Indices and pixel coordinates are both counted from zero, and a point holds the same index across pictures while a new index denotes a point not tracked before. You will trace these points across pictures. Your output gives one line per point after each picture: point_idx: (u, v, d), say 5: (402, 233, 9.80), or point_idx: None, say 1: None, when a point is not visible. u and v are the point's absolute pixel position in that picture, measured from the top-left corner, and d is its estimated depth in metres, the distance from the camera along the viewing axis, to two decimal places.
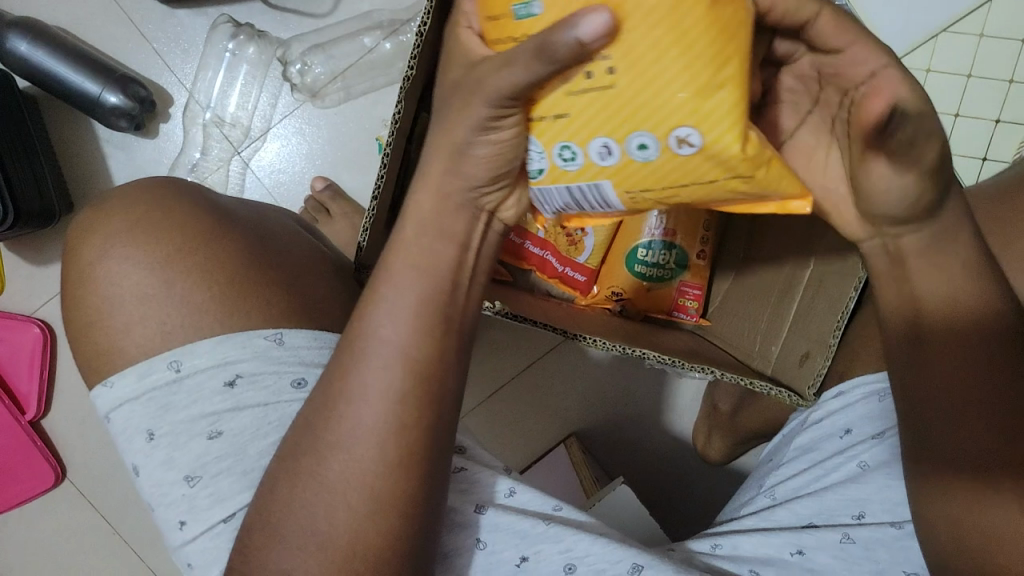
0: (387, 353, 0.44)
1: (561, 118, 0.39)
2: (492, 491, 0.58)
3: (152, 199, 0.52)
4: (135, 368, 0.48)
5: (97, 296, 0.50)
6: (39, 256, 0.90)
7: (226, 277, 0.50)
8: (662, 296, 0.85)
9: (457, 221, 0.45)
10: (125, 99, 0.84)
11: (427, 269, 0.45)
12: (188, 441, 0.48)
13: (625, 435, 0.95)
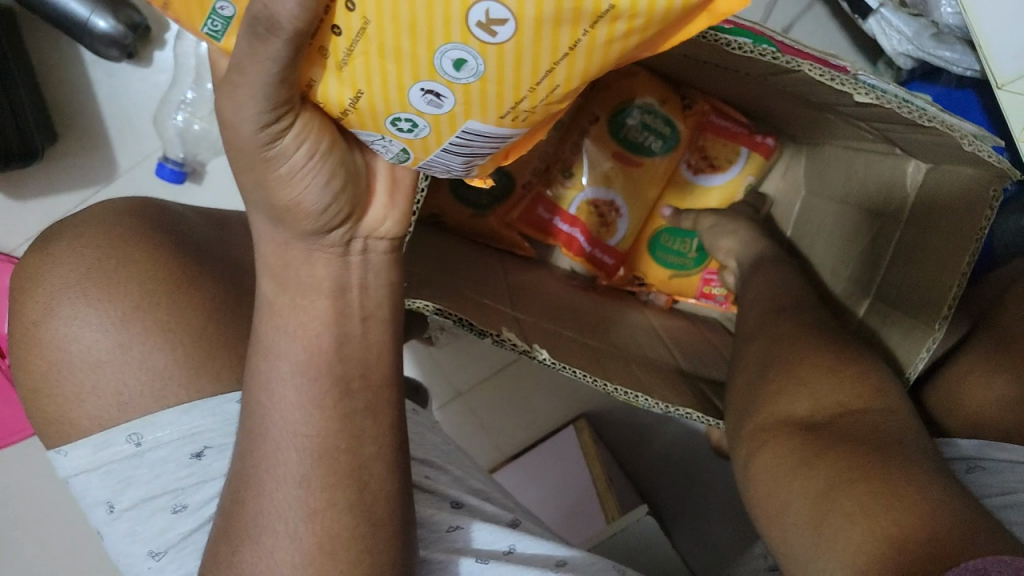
0: (266, 435, 0.37)
1: (399, 113, 0.31)
2: (490, 548, 0.49)
3: (108, 234, 0.43)
4: (89, 439, 0.40)
5: (43, 360, 0.41)
6: (18, 189, 0.82)
7: (194, 335, 0.42)
8: (684, 283, 0.80)
9: (315, 269, 0.37)
10: (116, 24, 0.75)
11: (307, 331, 0.37)
12: (151, 516, 0.41)
13: (639, 420, 0.89)
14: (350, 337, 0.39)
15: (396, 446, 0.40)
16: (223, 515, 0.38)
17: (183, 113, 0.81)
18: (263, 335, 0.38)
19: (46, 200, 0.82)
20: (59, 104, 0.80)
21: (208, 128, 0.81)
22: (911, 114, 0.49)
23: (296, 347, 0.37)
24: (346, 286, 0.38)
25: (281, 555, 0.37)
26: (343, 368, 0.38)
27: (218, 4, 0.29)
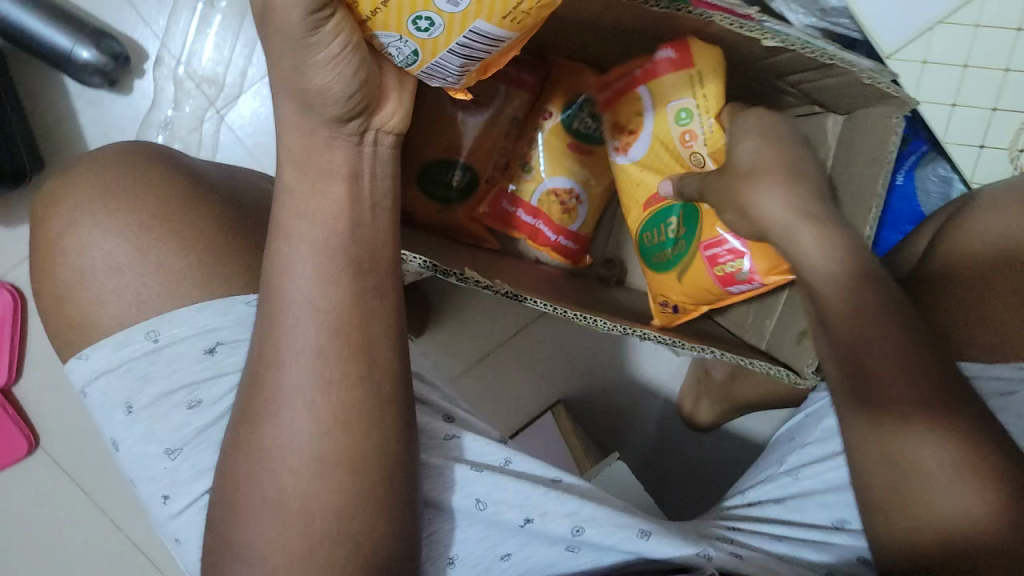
0: (286, 313, 0.42)
1: (418, 12, 0.36)
2: (490, 461, 0.57)
3: (124, 164, 0.49)
4: (111, 340, 0.46)
5: (68, 267, 0.47)
6: (12, 217, 0.88)
7: (203, 246, 0.48)
8: (699, 279, 0.72)
9: (335, 153, 0.42)
10: (97, 54, 0.80)
11: (325, 215, 0.43)
12: (168, 413, 0.46)
13: (610, 399, 0.94)
14: (362, 223, 0.44)
15: (399, 328, 0.45)
16: (243, 401, 0.44)
17: (165, 134, 0.87)
18: (286, 218, 0.43)
19: None
20: (44, 131, 0.85)
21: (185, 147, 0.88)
22: (812, 53, 0.56)
23: (316, 228, 0.43)
24: (359, 175, 0.43)
25: (297, 423, 0.42)
26: (356, 250, 0.43)
27: None
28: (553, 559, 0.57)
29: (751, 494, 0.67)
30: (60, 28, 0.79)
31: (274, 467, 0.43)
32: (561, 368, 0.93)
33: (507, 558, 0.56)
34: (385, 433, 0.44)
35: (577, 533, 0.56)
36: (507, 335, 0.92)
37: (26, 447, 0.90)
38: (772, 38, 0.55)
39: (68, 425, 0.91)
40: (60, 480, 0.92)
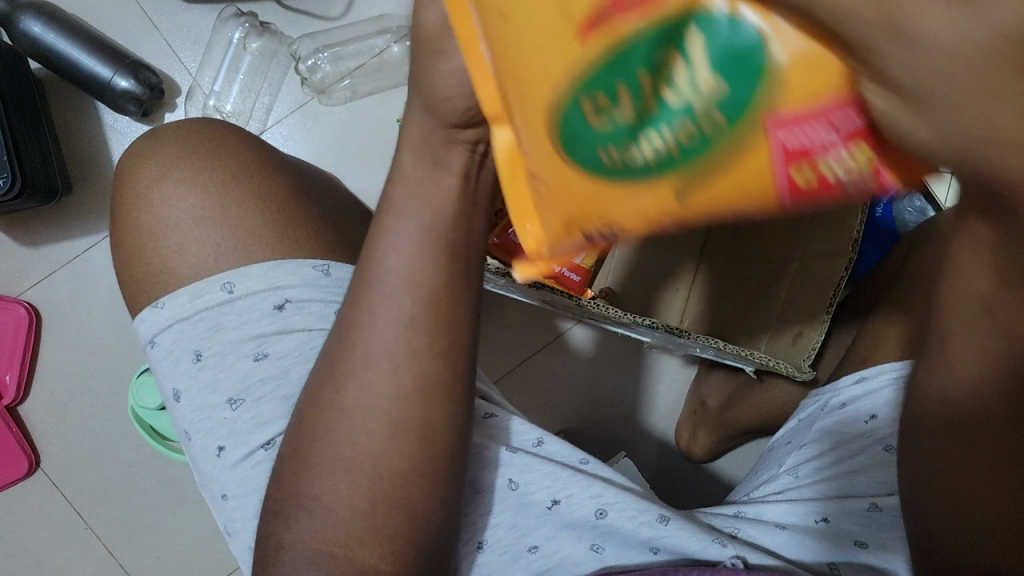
0: (383, 284, 0.48)
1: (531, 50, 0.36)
2: (521, 440, 0.62)
3: (204, 132, 0.54)
4: (189, 288, 0.50)
5: (153, 217, 0.52)
6: (31, 238, 0.90)
7: (276, 208, 0.53)
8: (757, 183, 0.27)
9: (450, 156, 0.46)
10: (136, 83, 0.86)
11: (433, 203, 0.47)
12: (234, 363, 0.50)
13: (607, 433, 0.98)
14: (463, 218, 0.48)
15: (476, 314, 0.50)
16: (324, 365, 0.48)
17: None
18: (401, 198, 0.48)
19: (57, 245, 0.90)
20: (76, 157, 0.90)
21: None
22: None
23: (420, 212, 0.47)
24: (470, 174, 0.47)
25: (378, 389, 0.47)
26: (453, 236, 0.48)
27: None
28: (580, 558, 0.59)
29: (757, 495, 0.71)
30: (103, 59, 0.85)
31: (346, 433, 0.47)
32: (562, 400, 0.97)
33: (535, 551, 0.59)
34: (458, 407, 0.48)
35: (600, 516, 0.59)
36: (519, 359, 0.97)
37: (26, 469, 0.90)
38: None
39: (69, 447, 0.91)
40: (56, 505, 0.91)
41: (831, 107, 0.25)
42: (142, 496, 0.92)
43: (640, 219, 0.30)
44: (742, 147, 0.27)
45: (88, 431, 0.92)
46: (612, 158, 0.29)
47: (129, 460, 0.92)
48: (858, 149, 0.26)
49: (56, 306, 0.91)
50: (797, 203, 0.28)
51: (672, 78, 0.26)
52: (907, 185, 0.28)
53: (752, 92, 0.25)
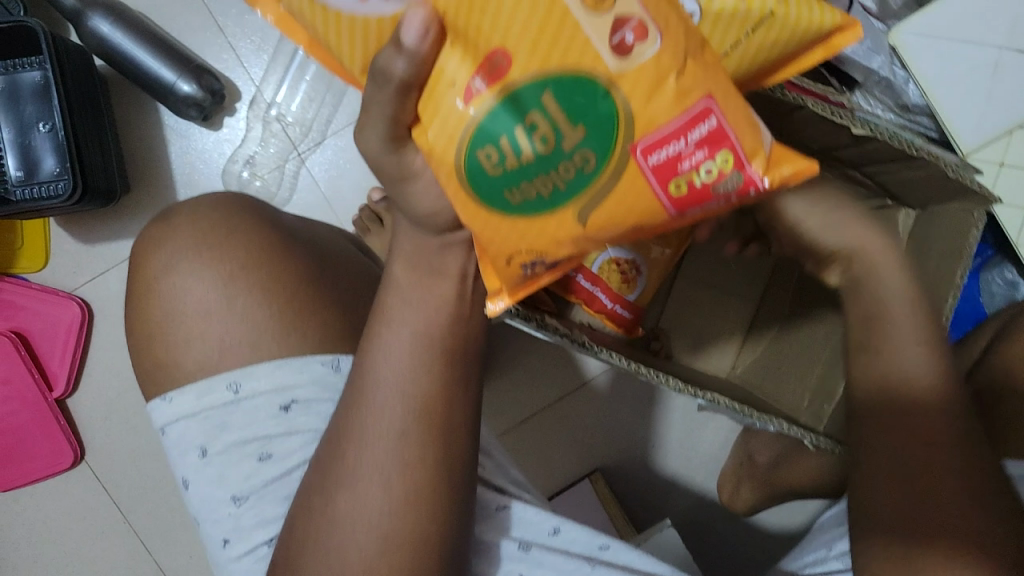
0: (376, 390, 0.47)
1: (511, 148, 0.41)
2: (537, 531, 0.57)
3: (220, 215, 0.56)
4: (195, 387, 0.51)
5: (160, 309, 0.53)
6: (87, 235, 0.90)
7: (286, 296, 0.53)
8: (638, 189, 0.41)
9: (446, 259, 0.50)
10: (198, 89, 0.84)
11: (429, 306, 0.49)
12: (239, 461, 0.50)
13: (646, 479, 0.93)
14: (461, 317, 0.50)
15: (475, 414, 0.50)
16: (320, 468, 0.47)
17: (248, 170, 0.90)
18: (392, 308, 0.49)
19: (111, 245, 0.90)
20: (136, 158, 0.89)
21: (266, 185, 0.90)
22: (902, 144, 0.55)
23: (417, 318, 0.49)
24: (468, 274, 0.50)
25: (373, 501, 0.45)
26: (450, 339, 0.49)
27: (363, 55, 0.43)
28: None
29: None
30: (168, 62, 0.83)
31: (336, 542, 0.45)
32: (597, 438, 0.93)
33: None
34: (455, 516, 0.47)
35: None
36: (558, 395, 0.93)
37: (71, 460, 0.92)
38: (864, 127, 0.54)
39: (112, 442, 0.92)
40: (97, 497, 0.93)
41: (678, 117, 0.40)
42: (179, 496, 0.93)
43: (561, 232, 0.44)
44: (616, 163, 0.41)
45: (132, 428, 0.92)
46: (520, 199, 0.43)
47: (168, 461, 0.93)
48: (722, 156, 0.40)
49: (107, 305, 0.91)
50: (680, 206, 0.42)
51: (552, 132, 0.41)
52: (773, 185, 0.41)
53: (610, 133, 0.41)
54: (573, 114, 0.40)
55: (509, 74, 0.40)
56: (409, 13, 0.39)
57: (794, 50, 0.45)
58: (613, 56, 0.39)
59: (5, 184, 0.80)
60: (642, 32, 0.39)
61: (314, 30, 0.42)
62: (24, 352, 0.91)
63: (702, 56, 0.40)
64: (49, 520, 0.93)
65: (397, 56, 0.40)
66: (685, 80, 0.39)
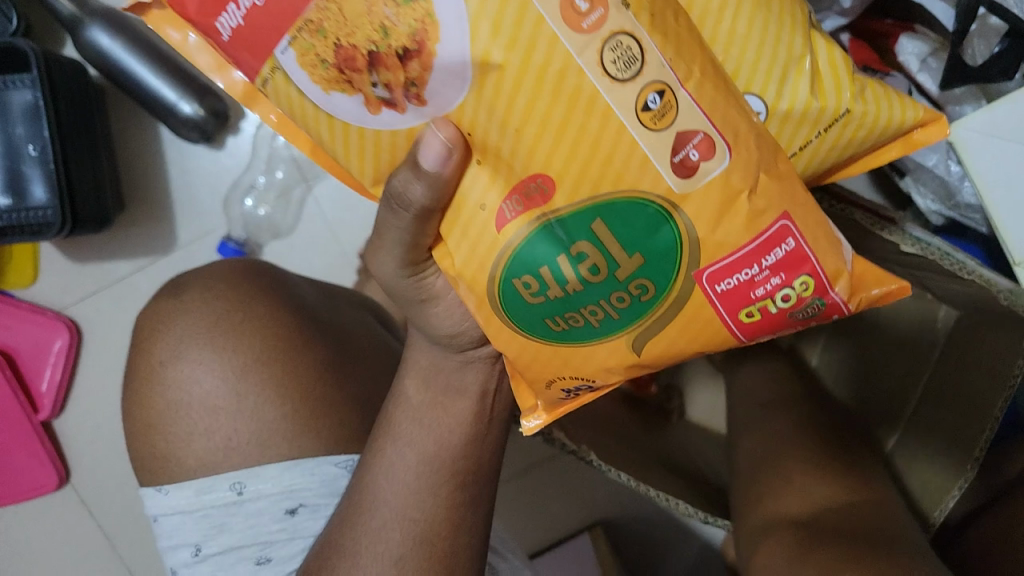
0: (374, 513, 0.45)
1: (556, 277, 0.37)
2: None
3: (235, 298, 0.54)
4: (197, 483, 0.48)
5: (163, 399, 0.51)
6: (80, 253, 0.86)
7: (298, 395, 0.51)
8: (706, 318, 0.37)
9: (466, 376, 0.46)
10: (200, 109, 0.79)
11: (443, 425, 0.46)
12: (235, 563, 0.48)
13: (652, 534, 0.90)
14: (478, 437, 0.47)
15: (483, 538, 0.47)
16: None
17: (251, 199, 0.86)
18: (399, 422, 0.46)
19: (106, 264, 0.87)
20: (133, 177, 0.85)
21: (272, 215, 0.87)
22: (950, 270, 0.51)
23: (426, 437, 0.45)
24: (488, 393, 0.47)
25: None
26: (462, 463, 0.46)
27: (379, 168, 0.39)
28: None
29: None
30: (171, 82, 0.78)
31: None
32: (601, 491, 0.88)
33: None
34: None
35: None
36: None
37: (55, 483, 0.88)
38: None
39: (99, 467, 0.89)
40: (81, 521, 0.90)
41: (750, 243, 0.35)
42: None
43: (612, 359, 0.39)
44: (677, 293, 0.37)
45: (120, 453, 0.89)
46: (564, 327, 0.39)
47: None
48: (801, 280, 0.36)
49: (98, 326, 0.87)
50: (750, 332, 0.38)
51: (603, 261, 0.36)
52: (861, 306, 0.37)
53: (672, 262, 0.36)
54: (629, 243, 0.36)
55: (552, 201, 0.35)
56: (430, 133, 0.34)
57: (869, 146, 0.40)
58: (676, 177, 0.34)
59: None
60: (708, 149, 0.34)
61: (318, 136, 0.38)
62: (10, 375, 0.86)
63: (775, 164, 0.35)
64: (27, 544, 0.89)
65: (414, 180, 0.36)
66: (758, 200, 0.35)
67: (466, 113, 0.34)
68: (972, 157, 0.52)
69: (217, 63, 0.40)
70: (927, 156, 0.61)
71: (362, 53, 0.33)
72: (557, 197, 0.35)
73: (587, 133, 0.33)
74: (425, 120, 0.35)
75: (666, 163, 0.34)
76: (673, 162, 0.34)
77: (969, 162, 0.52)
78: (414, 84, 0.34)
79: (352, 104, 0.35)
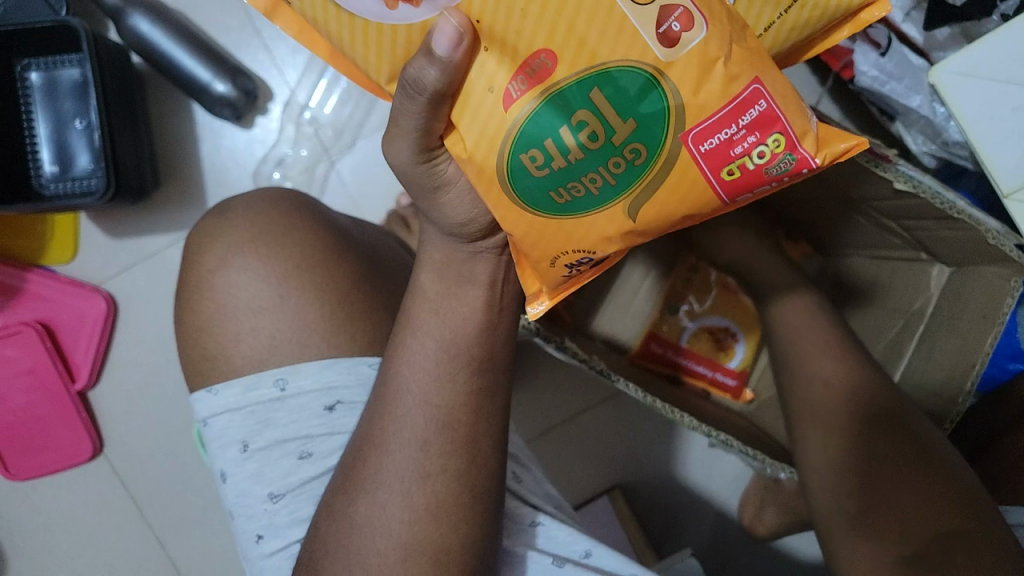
0: (398, 401, 0.49)
1: (561, 147, 0.43)
2: (569, 551, 0.55)
3: (275, 213, 0.60)
4: (242, 381, 0.55)
5: (212, 301, 0.57)
6: (117, 230, 0.91)
7: (337, 298, 0.57)
8: (693, 182, 0.43)
9: (477, 266, 0.51)
10: (233, 89, 0.84)
11: (459, 314, 0.50)
12: (281, 457, 0.54)
13: (665, 495, 0.92)
14: (492, 326, 0.51)
15: (499, 426, 0.50)
16: (345, 471, 0.49)
17: (278, 171, 0.91)
18: (418, 314, 0.50)
19: (140, 239, 0.91)
20: (168, 155, 0.90)
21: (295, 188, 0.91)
22: (943, 205, 0.54)
23: (442, 326, 0.49)
24: (498, 282, 0.51)
25: (391, 506, 0.47)
26: (477, 351, 0.50)
27: (397, 69, 0.45)
28: None
29: None
30: (206, 63, 0.84)
31: (358, 551, 0.47)
32: (616, 451, 0.92)
33: None
34: (478, 526, 0.48)
35: None
36: (583, 406, 0.92)
37: (89, 451, 0.91)
38: (904, 181, 0.54)
39: (131, 437, 0.92)
40: (112, 489, 0.93)
41: (725, 106, 0.41)
42: (195, 491, 0.93)
43: (610, 228, 0.45)
44: (667, 154, 0.42)
45: (151, 423, 0.92)
46: (567, 199, 0.44)
47: (186, 457, 0.93)
48: (774, 139, 0.41)
49: (132, 298, 0.91)
50: (731, 193, 0.43)
51: (601, 128, 0.42)
52: (828, 162, 0.42)
53: (661, 125, 0.42)
54: (623, 109, 0.42)
55: (554, 74, 0.41)
56: (443, 20, 0.40)
57: (828, 24, 0.44)
58: (662, 47, 0.40)
59: (40, 178, 0.82)
60: (688, 22, 0.40)
61: (340, 41, 0.44)
62: (49, 345, 0.90)
63: (746, 40, 0.41)
64: (61, 512, 0.92)
65: (428, 65, 0.41)
66: (733, 66, 0.40)
67: (473, 1, 0.41)
68: (954, 97, 0.57)
69: None
70: (911, 97, 0.64)
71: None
72: (558, 71, 0.41)
73: (584, 7, 0.40)
74: (438, 11, 0.42)
75: (652, 32, 0.40)
76: (657, 34, 0.40)
77: (954, 102, 0.58)
78: None
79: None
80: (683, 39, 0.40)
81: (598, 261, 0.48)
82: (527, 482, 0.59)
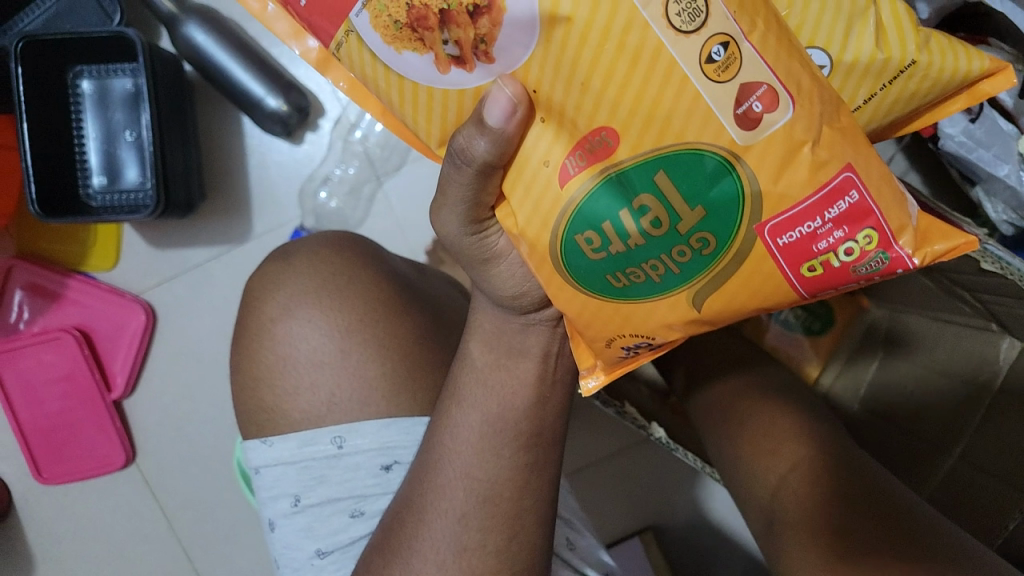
0: (441, 473, 0.47)
1: (619, 230, 0.40)
2: None
3: (345, 263, 0.61)
4: (299, 436, 0.55)
5: (274, 353, 0.58)
6: (160, 240, 0.90)
7: (400, 355, 0.58)
8: (766, 275, 0.39)
9: (529, 339, 0.48)
10: (284, 104, 0.83)
11: (509, 386, 0.48)
12: (332, 514, 0.55)
13: (702, 542, 0.89)
14: (544, 400, 0.49)
15: (547, 504, 0.48)
16: (383, 534, 0.48)
17: (327, 190, 0.90)
18: (464, 385, 0.48)
19: (183, 251, 0.90)
20: (215, 167, 0.88)
21: (342, 208, 0.90)
22: None
23: (489, 400, 0.47)
24: (551, 355, 0.49)
25: None
26: (526, 426, 0.48)
27: (449, 132, 0.43)
28: None
29: None
30: (259, 77, 0.82)
31: None
32: (653, 494, 0.89)
33: None
34: None
35: None
36: (620, 446, 0.89)
37: (122, 461, 0.91)
38: (992, 259, 0.51)
39: (164, 449, 0.92)
40: (142, 499, 0.92)
41: (807, 199, 0.37)
42: (225, 505, 0.93)
43: (672, 315, 0.42)
44: (739, 246, 0.39)
45: (186, 435, 0.92)
46: (625, 284, 0.41)
47: (218, 470, 0.92)
48: (865, 234, 0.37)
49: (173, 309, 0.90)
50: (812, 288, 0.39)
51: (665, 214, 0.39)
52: (928, 261, 0.37)
53: (733, 215, 0.38)
54: (690, 195, 0.38)
55: (615, 153, 0.38)
56: (496, 89, 0.38)
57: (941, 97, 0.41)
58: (740, 129, 0.37)
59: (86, 188, 0.82)
60: (772, 101, 0.36)
61: (389, 101, 0.43)
62: (87, 353, 0.89)
63: (839, 119, 0.37)
64: (90, 520, 0.92)
65: (477, 136, 0.39)
66: (822, 150, 0.36)
67: (530, 70, 0.38)
68: None
69: (292, 30, 0.44)
70: (998, 167, 0.61)
71: (434, 11, 0.37)
72: (620, 150, 0.38)
73: (651, 84, 0.36)
74: (492, 78, 0.39)
75: (728, 113, 0.37)
76: (734, 115, 0.37)
77: None
78: (482, 40, 0.38)
79: (423, 63, 0.39)
80: (766, 118, 0.36)
81: (658, 345, 0.44)
82: (581, 548, 0.58)
